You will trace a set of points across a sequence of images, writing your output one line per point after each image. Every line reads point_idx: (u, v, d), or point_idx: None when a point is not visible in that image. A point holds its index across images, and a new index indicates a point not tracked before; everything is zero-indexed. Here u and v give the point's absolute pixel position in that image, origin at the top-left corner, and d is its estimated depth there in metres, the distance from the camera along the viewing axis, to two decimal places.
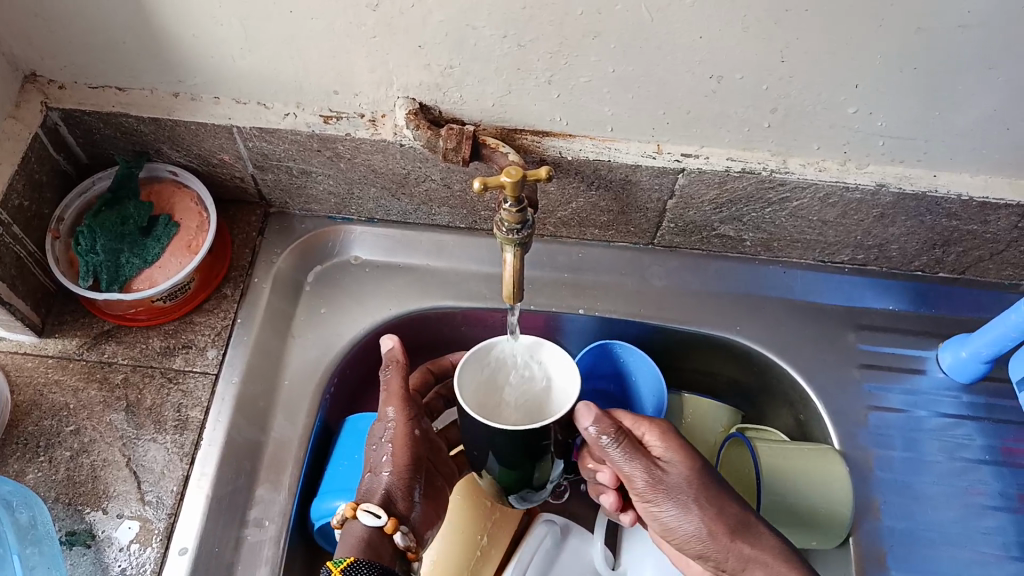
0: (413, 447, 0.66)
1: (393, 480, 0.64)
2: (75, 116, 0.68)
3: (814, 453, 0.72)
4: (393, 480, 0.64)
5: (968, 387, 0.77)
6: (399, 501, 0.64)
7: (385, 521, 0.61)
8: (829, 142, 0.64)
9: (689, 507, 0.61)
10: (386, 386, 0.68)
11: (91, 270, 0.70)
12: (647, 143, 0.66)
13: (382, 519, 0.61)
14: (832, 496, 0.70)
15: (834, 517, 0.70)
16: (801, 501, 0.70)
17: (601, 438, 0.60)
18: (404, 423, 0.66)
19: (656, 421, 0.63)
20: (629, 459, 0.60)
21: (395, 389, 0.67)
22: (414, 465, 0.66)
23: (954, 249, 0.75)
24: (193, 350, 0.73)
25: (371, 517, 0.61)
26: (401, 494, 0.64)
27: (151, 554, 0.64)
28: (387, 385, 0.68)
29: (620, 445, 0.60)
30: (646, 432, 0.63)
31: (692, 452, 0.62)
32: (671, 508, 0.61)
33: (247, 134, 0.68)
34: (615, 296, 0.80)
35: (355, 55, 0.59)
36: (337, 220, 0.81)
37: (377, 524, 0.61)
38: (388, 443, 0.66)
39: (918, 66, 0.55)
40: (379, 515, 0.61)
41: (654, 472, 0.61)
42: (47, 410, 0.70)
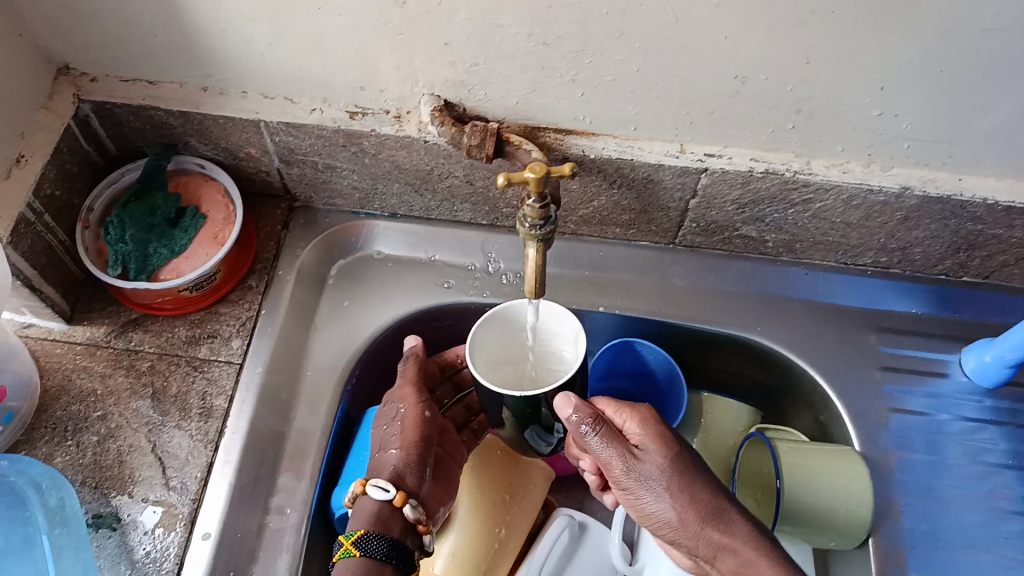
0: (423, 426, 0.68)
1: (402, 455, 0.66)
2: (105, 110, 0.69)
3: (833, 453, 0.73)
4: (402, 456, 0.66)
5: (991, 392, 0.77)
6: (409, 477, 0.65)
7: (393, 495, 0.63)
8: (853, 144, 0.64)
9: (664, 494, 0.60)
10: (403, 376, 0.72)
11: (119, 259, 0.71)
12: (671, 143, 0.66)
13: (390, 493, 0.63)
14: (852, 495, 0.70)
15: (852, 517, 0.70)
16: (816, 501, 0.70)
17: (580, 427, 0.61)
18: (415, 404, 0.69)
19: (637, 408, 0.64)
20: (607, 446, 0.61)
21: (410, 375, 0.71)
22: (424, 444, 0.67)
23: (978, 254, 0.74)
24: (218, 340, 0.74)
25: (380, 492, 0.63)
26: (409, 470, 0.66)
27: (175, 538, 0.66)
28: (403, 374, 0.72)
29: (599, 432, 0.61)
30: (628, 419, 0.64)
31: (671, 442, 0.62)
32: (647, 496, 0.61)
33: (274, 129, 0.69)
34: (636, 294, 0.80)
35: (381, 52, 0.60)
36: (360, 215, 0.81)
37: (386, 498, 0.63)
38: (399, 422, 0.68)
39: (944, 69, 0.55)
40: (387, 489, 0.63)
41: (630, 460, 0.61)
42: (75, 395, 0.71)
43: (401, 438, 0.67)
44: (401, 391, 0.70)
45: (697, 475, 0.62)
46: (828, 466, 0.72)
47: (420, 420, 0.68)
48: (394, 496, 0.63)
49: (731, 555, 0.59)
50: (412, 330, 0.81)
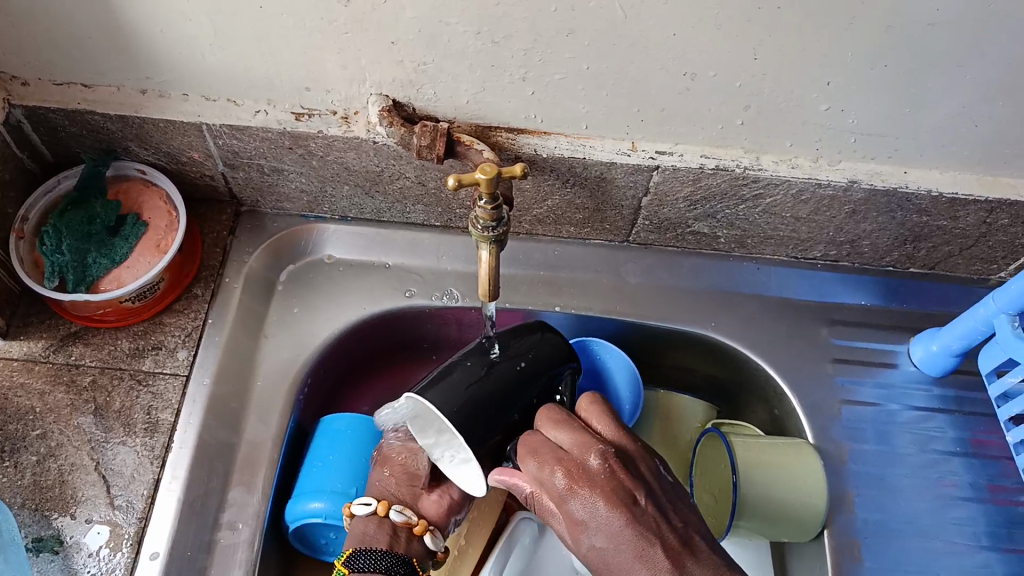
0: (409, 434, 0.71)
1: (392, 470, 0.70)
2: (38, 114, 0.66)
3: (783, 446, 0.73)
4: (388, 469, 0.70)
5: (939, 380, 0.78)
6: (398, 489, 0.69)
7: (374, 506, 0.66)
8: (802, 139, 0.64)
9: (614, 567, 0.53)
10: None
11: (56, 270, 0.68)
12: (622, 141, 0.66)
13: (371, 505, 0.66)
14: (784, 488, 0.71)
15: (784, 509, 0.71)
16: (750, 490, 0.71)
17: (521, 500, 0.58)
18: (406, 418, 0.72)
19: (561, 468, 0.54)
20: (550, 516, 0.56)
21: None
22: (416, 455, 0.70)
23: (924, 245, 0.76)
24: (162, 351, 0.72)
25: (361, 507, 0.66)
26: (398, 482, 0.69)
27: (121, 560, 0.63)
28: None
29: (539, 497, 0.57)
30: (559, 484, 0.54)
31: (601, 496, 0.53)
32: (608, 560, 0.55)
33: (217, 131, 0.67)
34: (591, 293, 0.80)
35: (327, 51, 0.59)
36: (310, 219, 0.80)
37: (368, 510, 0.66)
38: (389, 440, 0.72)
39: (889, 64, 0.55)
40: (369, 502, 0.66)
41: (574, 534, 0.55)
42: (12, 413, 0.68)
43: (388, 453, 0.71)
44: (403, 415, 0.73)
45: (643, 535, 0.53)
46: (785, 458, 0.72)
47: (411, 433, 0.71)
48: (376, 505, 0.66)
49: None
50: (365, 335, 0.80)
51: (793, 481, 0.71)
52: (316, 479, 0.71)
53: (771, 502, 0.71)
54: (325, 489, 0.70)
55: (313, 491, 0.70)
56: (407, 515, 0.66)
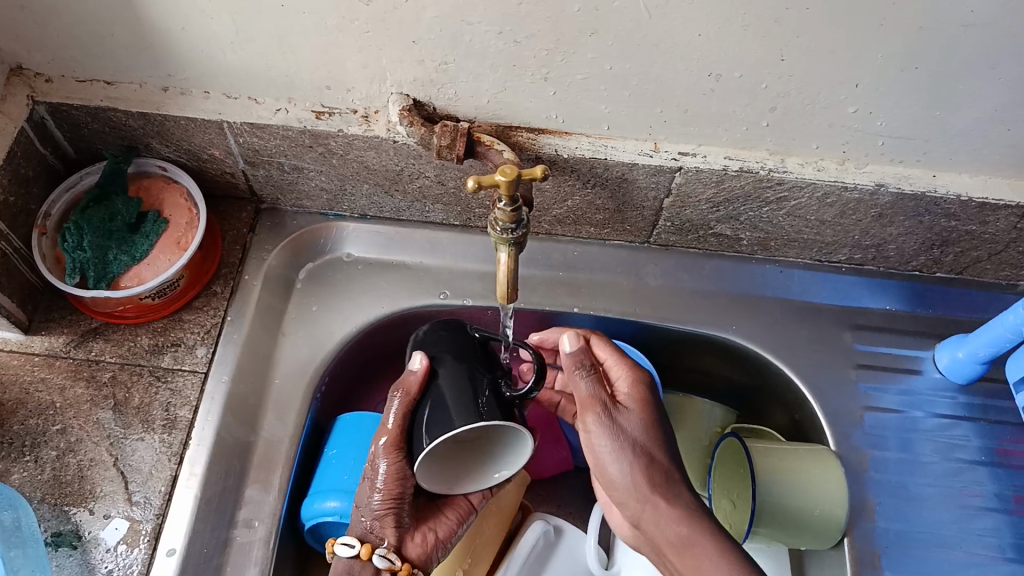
0: (403, 480, 0.64)
1: (377, 505, 0.64)
2: (61, 110, 0.67)
3: (775, 449, 0.73)
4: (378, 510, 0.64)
5: (964, 387, 0.77)
6: (382, 527, 0.64)
7: (359, 549, 0.62)
8: (828, 141, 0.63)
9: (638, 457, 0.59)
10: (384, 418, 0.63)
11: (78, 267, 0.68)
12: (644, 142, 0.65)
13: (355, 547, 0.62)
14: (784, 490, 0.70)
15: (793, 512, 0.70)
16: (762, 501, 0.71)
17: (576, 364, 0.61)
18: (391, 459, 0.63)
19: (629, 366, 0.63)
20: (595, 394, 0.61)
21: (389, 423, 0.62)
22: (401, 494, 0.64)
23: (951, 250, 0.74)
24: (182, 348, 0.72)
25: (346, 547, 0.62)
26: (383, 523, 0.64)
27: (138, 556, 0.64)
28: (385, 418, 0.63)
29: (589, 377, 0.61)
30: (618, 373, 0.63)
31: (651, 418, 0.60)
32: (626, 454, 0.59)
33: (237, 129, 0.66)
34: (611, 295, 0.79)
35: (348, 50, 0.58)
36: (329, 217, 0.79)
37: (353, 553, 0.62)
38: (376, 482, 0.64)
39: (918, 66, 0.54)
40: (353, 544, 0.62)
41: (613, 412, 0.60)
42: (33, 408, 0.69)
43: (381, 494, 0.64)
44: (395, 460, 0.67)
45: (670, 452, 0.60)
46: (773, 458, 0.72)
47: (399, 475, 0.63)
48: (360, 548, 0.62)
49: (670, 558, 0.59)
50: (383, 334, 0.80)
51: (796, 500, 0.70)
52: (336, 472, 0.71)
53: (777, 506, 0.70)
54: (341, 487, 0.70)
55: (330, 489, 0.70)
56: (391, 560, 0.63)
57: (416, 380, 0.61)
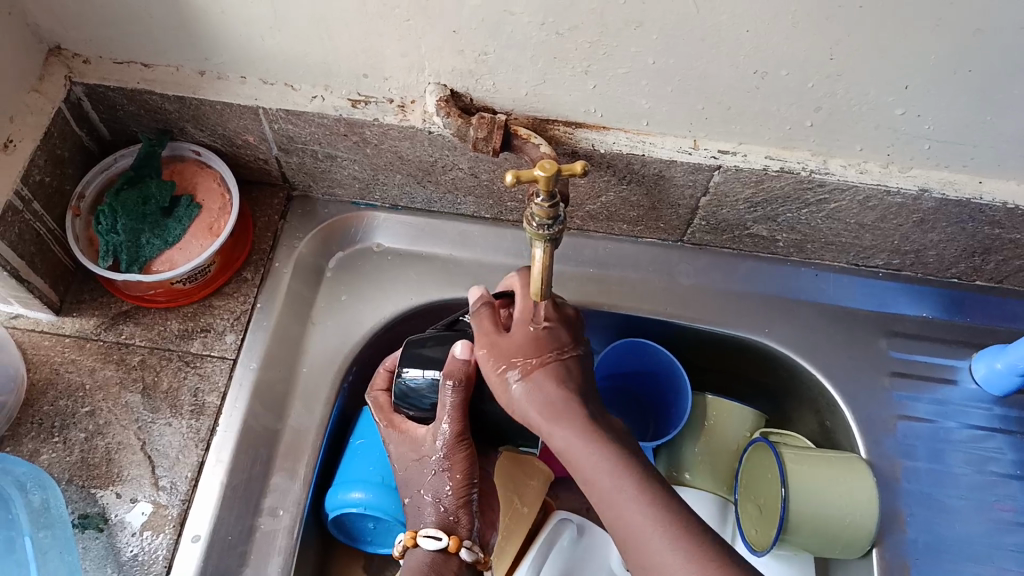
0: (469, 464, 0.63)
1: (452, 493, 0.63)
2: (98, 92, 0.66)
3: (799, 457, 0.71)
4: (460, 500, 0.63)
5: (1000, 399, 0.75)
6: (461, 514, 0.64)
7: (446, 542, 0.61)
8: (872, 144, 0.62)
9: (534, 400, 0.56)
10: (443, 404, 0.61)
11: (110, 250, 0.69)
12: (684, 139, 0.64)
13: (443, 540, 0.61)
14: (810, 502, 0.69)
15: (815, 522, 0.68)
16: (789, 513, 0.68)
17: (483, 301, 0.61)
18: (461, 447, 0.62)
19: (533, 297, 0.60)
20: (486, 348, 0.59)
21: (450, 404, 0.61)
22: (471, 478, 0.64)
23: (993, 258, 0.73)
24: (211, 334, 0.72)
25: (433, 541, 0.61)
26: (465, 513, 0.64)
27: (163, 541, 0.64)
28: (445, 403, 0.61)
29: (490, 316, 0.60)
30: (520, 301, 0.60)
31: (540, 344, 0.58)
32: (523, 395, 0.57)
33: (273, 116, 0.66)
34: (643, 294, 0.78)
35: (387, 38, 0.58)
36: (360, 206, 0.79)
37: (440, 546, 0.61)
38: (448, 473, 0.63)
39: (972, 69, 0.53)
40: (439, 536, 0.61)
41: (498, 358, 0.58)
42: (63, 389, 0.69)
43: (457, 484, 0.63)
44: (373, 392, 0.67)
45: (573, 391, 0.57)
46: (797, 470, 0.70)
47: (470, 460, 0.63)
48: (448, 542, 0.61)
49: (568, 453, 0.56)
50: (411, 325, 0.79)
51: (830, 508, 0.68)
52: (362, 462, 0.71)
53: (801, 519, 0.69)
54: (367, 478, 0.69)
55: (356, 480, 0.69)
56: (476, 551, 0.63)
57: (468, 369, 0.61)
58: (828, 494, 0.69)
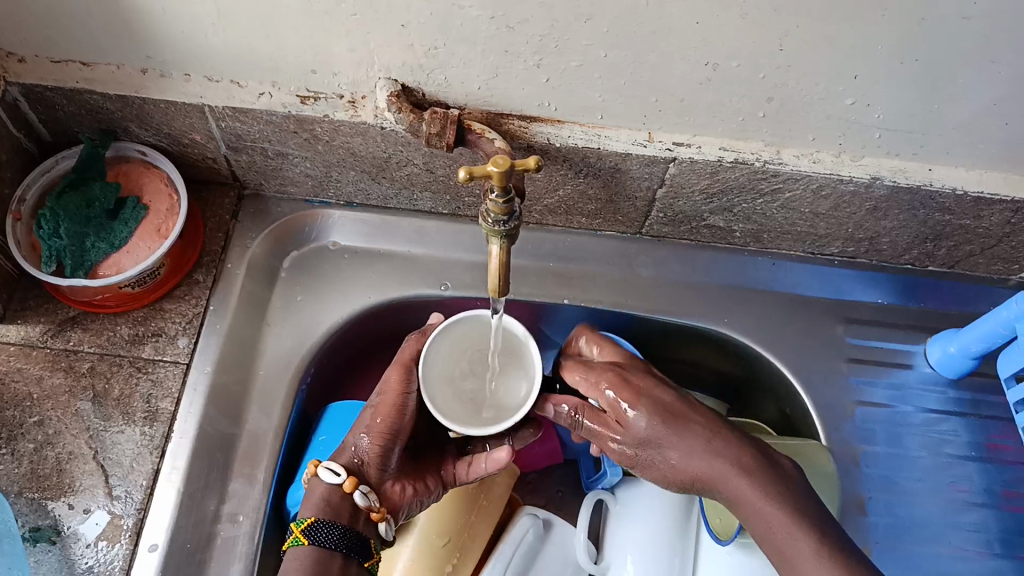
0: (398, 413, 0.64)
1: (369, 435, 0.63)
2: (36, 92, 0.64)
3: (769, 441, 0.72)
4: (369, 442, 0.63)
5: (954, 382, 0.76)
6: (367, 461, 0.63)
7: (343, 479, 0.61)
8: (825, 133, 0.62)
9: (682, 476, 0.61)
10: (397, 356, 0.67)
11: (54, 255, 0.67)
12: (639, 131, 0.63)
13: (340, 477, 0.61)
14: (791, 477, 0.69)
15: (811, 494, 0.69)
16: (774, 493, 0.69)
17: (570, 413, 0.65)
18: (397, 392, 0.65)
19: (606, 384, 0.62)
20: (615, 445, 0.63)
21: (404, 357, 0.66)
22: (394, 429, 0.64)
23: (945, 244, 0.74)
24: (163, 338, 0.70)
25: (332, 475, 0.61)
26: (370, 457, 0.63)
27: (119, 551, 0.62)
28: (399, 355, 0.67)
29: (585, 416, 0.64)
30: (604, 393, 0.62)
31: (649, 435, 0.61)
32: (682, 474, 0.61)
33: (219, 113, 0.65)
34: (602, 287, 0.78)
35: (334, 34, 0.56)
36: (314, 204, 0.77)
37: (337, 482, 0.61)
38: (374, 413, 0.64)
39: (919, 59, 0.53)
40: (339, 473, 0.61)
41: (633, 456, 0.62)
42: (9, 399, 0.67)
43: (375, 424, 0.63)
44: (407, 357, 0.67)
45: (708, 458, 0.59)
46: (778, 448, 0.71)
47: (396, 406, 0.64)
48: (345, 479, 0.61)
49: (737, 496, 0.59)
50: (370, 324, 0.78)
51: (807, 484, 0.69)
52: (325, 458, 0.70)
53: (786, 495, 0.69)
54: None
55: None
56: (371, 499, 0.61)
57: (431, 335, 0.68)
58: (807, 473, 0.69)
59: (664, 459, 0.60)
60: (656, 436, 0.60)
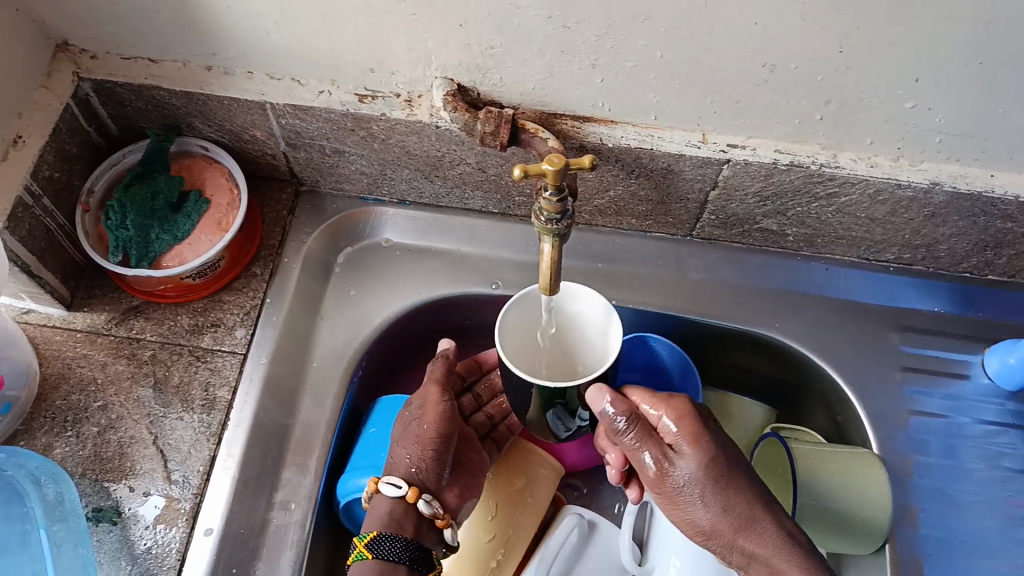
0: (445, 420, 0.66)
1: (419, 446, 0.65)
2: (106, 87, 0.67)
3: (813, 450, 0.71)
4: (421, 449, 0.65)
5: (1013, 394, 0.75)
6: (424, 468, 0.65)
7: (405, 490, 0.63)
8: (883, 137, 0.61)
9: (700, 507, 0.59)
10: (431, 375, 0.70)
11: (120, 245, 0.69)
12: (692, 132, 0.63)
13: (401, 489, 0.63)
14: (832, 488, 0.69)
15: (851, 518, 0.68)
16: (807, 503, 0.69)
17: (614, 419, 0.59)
18: (437, 397, 0.68)
19: (674, 404, 0.61)
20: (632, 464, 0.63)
21: (437, 375, 0.69)
22: (445, 435, 0.66)
23: (1006, 252, 0.72)
24: (221, 329, 0.72)
25: (392, 489, 0.63)
26: (427, 465, 0.65)
27: (176, 534, 0.64)
28: (431, 374, 0.70)
29: (633, 429, 0.60)
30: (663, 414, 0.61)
31: (689, 464, 0.59)
32: (696, 511, 0.60)
33: (280, 111, 0.66)
34: (651, 288, 0.78)
35: (393, 33, 0.58)
36: (369, 201, 0.79)
37: (399, 494, 0.63)
38: (420, 422, 0.66)
39: (983, 61, 0.52)
40: (398, 485, 0.63)
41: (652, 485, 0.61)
42: (75, 384, 0.69)
43: (423, 432, 0.66)
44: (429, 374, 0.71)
45: (738, 501, 0.59)
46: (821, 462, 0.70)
47: (442, 415, 0.66)
48: (406, 490, 0.63)
49: (763, 564, 0.58)
50: (420, 320, 0.79)
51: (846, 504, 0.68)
52: (374, 451, 0.71)
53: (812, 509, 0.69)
54: (376, 464, 0.70)
55: (368, 466, 0.70)
56: (434, 508, 0.64)
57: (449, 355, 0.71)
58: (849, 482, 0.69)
59: (698, 507, 0.59)
60: (699, 485, 0.59)
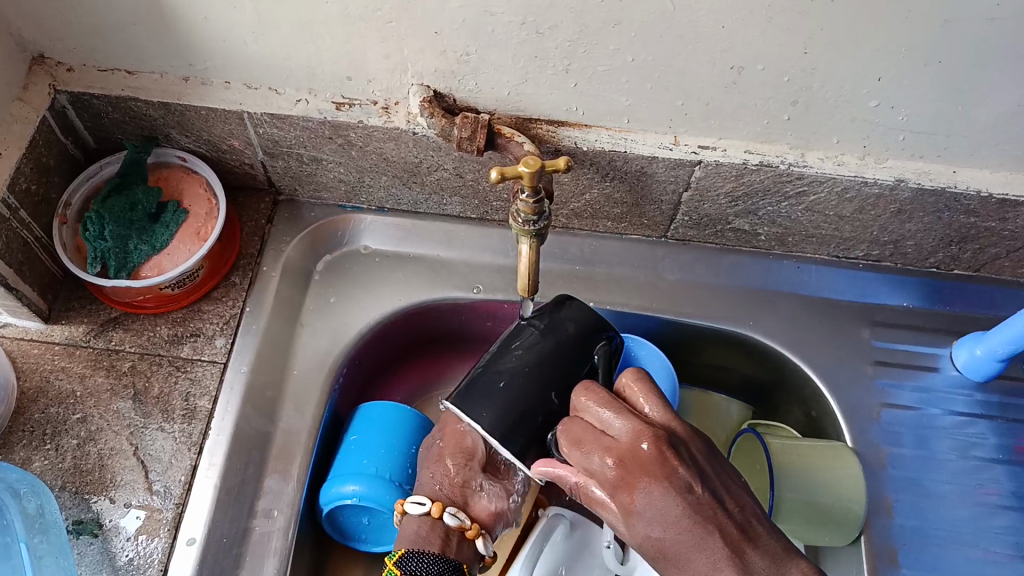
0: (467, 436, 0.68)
1: (439, 464, 0.67)
2: (83, 100, 0.67)
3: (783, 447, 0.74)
4: (441, 469, 0.67)
5: (981, 385, 0.77)
6: (449, 484, 0.67)
7: (429, 506, 0.65)
8: (849, 136, 0.63)
9: None
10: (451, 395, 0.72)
11: (98, 257, 0.69)
12: (664, 135, 0.65)
13: (426, 505, 0.65)
14: (800, 483, 0.71)
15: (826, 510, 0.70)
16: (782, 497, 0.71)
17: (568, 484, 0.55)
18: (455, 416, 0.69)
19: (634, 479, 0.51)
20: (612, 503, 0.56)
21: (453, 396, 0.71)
22: (468, 449, 0.68)
23: (971, 246, 0.74)
24: (201, 338, 0.72)
25: (416, 506, 0.65)
26: (449, 481, 0.67)
27: (158, 545, 0.64)
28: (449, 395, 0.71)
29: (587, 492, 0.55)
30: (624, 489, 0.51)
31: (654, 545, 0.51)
32: None
33: (258, 120, 0.67)
34: (628, 289, 0.79)
35: (369, 40, 0.58)
36: (348, 209, 0.80)
37: (423, 509, 0.65)
38: (440, 441, 0.68)
39: (943, 60, 0.54)
40: (422, 502, 0.65)
41: None
42: (53, 397, 0.69)
43: (444, 450, 0.68)
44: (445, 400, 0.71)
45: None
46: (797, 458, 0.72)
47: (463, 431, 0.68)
48: (430, 505, 0.65)
49: None
50: (399, 326, 0.80)
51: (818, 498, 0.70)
52: (352, 459, 0.71)
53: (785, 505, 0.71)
54: (359, 471, 0.70)
55: (350, 473, 0.70)
56: (461, 519, 0.65)
57: None
58: (817, 476, 0.71)
59: None
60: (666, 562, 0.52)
